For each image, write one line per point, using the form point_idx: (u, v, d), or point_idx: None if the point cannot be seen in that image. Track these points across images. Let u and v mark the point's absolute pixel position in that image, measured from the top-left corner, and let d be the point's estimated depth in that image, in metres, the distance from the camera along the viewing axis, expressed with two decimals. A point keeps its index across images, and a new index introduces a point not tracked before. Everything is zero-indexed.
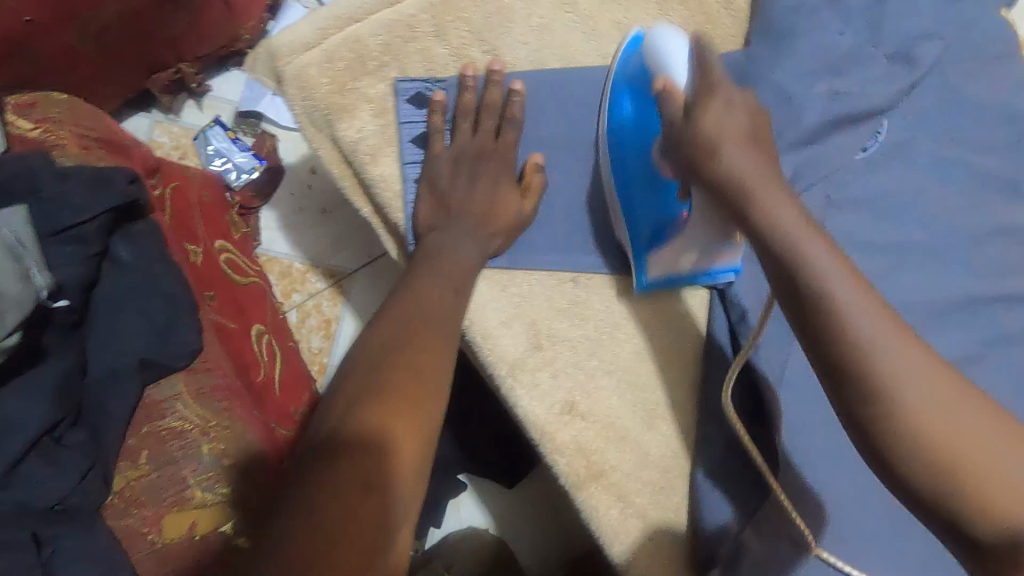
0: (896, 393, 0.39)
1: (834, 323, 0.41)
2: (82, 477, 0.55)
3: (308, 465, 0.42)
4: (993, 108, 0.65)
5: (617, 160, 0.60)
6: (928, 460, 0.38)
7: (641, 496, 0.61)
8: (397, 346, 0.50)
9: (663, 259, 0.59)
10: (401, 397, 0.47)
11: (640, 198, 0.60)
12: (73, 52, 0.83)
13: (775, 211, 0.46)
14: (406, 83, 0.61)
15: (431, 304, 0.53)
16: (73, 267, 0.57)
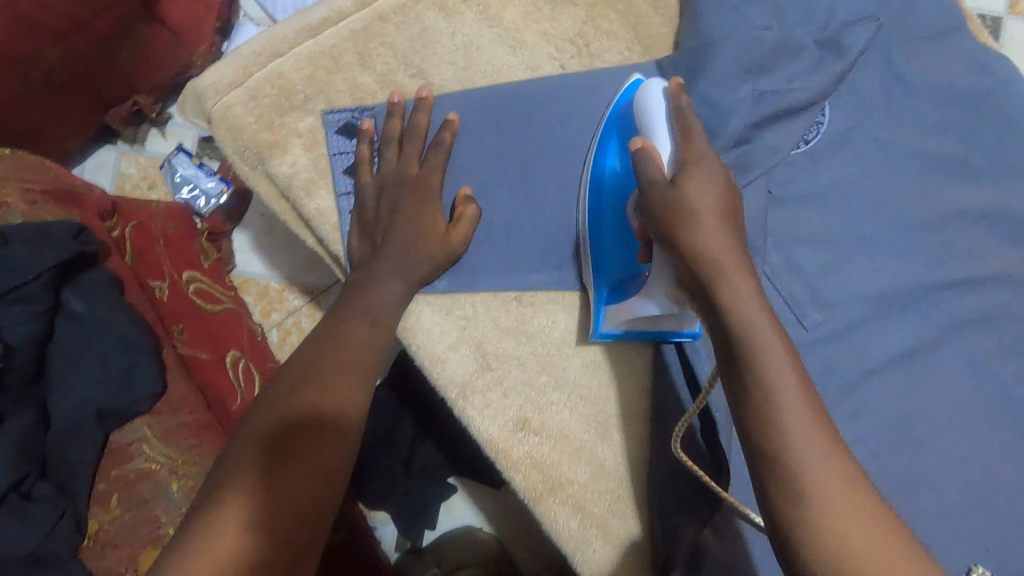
0: (783, 420, 0.43)
1: (754, 366, 0.44)
2: (52, 528, 0.56)
3: (233, 469, 0.48)
4: (936, 89, 0.64)
5: (595, 208, 0.60)
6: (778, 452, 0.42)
7: (600, 506, 0.62)
8: (319, 372, 0.53)
9: (621, 314, 0.59)
10: (322, 401, 0.52)
11: (609, 255, 0.60)
12: (23, 97, 0.84)
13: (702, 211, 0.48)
14: (333, 115, 0.62)
15: (359, 335, 0.55)
16: (24, 325, 0.59)
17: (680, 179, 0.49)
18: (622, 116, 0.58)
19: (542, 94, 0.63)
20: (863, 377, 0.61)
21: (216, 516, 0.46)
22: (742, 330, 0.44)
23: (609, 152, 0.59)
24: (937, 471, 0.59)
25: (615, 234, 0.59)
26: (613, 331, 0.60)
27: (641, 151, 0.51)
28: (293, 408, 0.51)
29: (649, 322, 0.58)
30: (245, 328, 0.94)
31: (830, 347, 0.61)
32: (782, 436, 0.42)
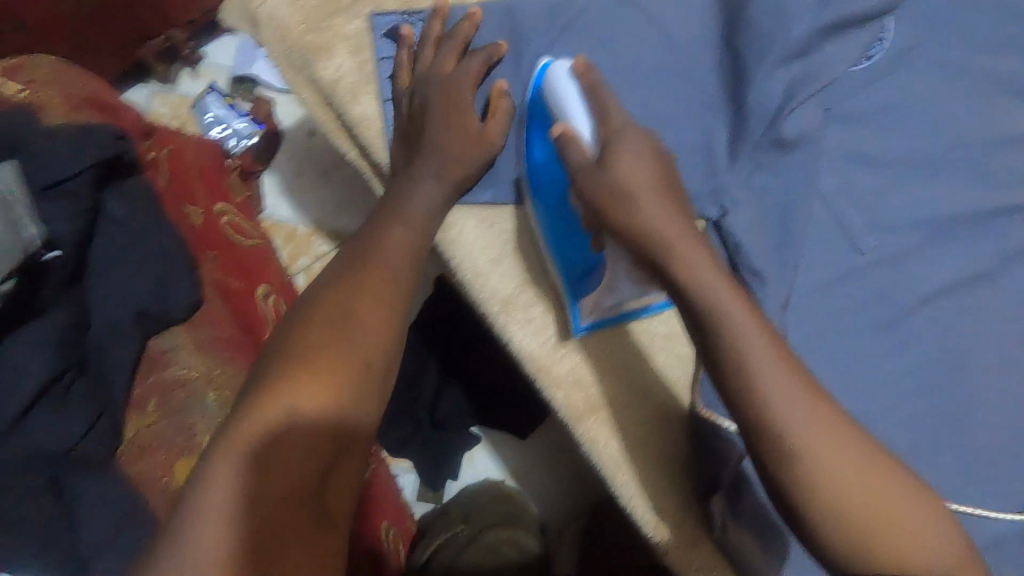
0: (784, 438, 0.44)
1: (743, 378, 0.45)
2: (92, 425, 0.57)
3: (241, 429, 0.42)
4: (999, 9, 0.62)
5: (542, 208, 0.61)
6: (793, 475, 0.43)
7: (640, 427, 0.61)
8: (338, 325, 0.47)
9: (595, 305, 0.60)
10: (317, 387, 0.44)
11: (568, 250, 0.61)
12: (62, 19, 0.83)
13: (682, 253, 0.47)
14: (381, 18, 0.60)
15: (370, 271, 0.50)
16: (66, 222, 0.57)
17: (607, 161, 0.50)
18: (537, 105, 0.58)
19: (591, 2, 0.62)
20: (920, 304, 0.59)
21: (222, 492, 0.40)
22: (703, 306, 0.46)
23: (537, 143, 0.59)
24: (991, 398, 0.57)
25: (566, 222, 0.60)
26: (590, 321, 0.61)
27: (561, 137, 0.52)
28: (284, 397, 0.43)
29: (621, 304, 0.60)
30: (274, 268, 0.92)
31: (891, 271, 0.59)
32: (792, 452, 0.44)
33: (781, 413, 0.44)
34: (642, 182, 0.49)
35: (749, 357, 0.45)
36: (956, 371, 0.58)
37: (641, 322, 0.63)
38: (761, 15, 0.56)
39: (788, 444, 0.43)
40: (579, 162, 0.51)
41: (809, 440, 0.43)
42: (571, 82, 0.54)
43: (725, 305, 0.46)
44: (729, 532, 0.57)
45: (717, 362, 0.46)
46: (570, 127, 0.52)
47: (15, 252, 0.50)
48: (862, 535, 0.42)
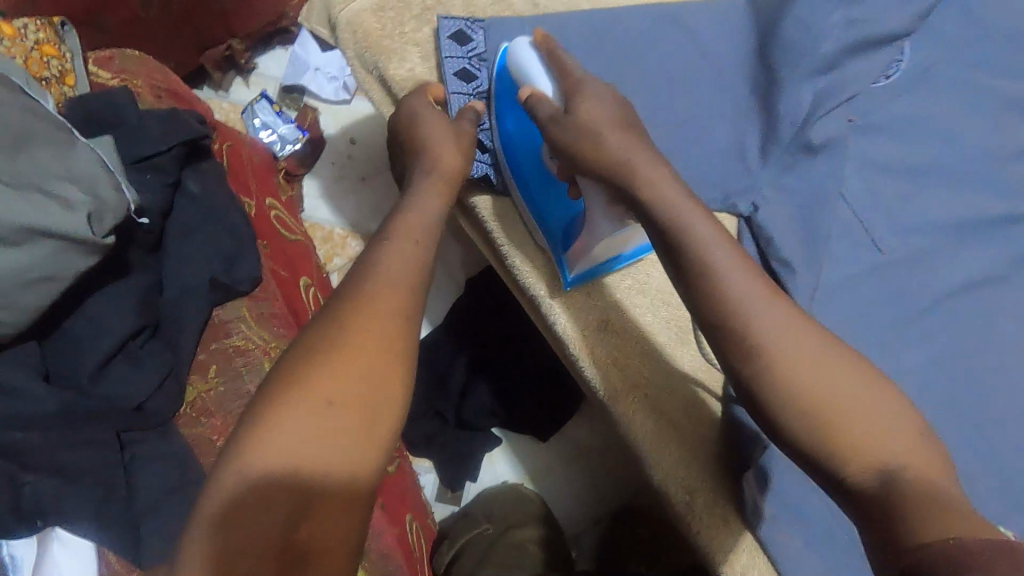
0: (782, 364, 0.44)
1: (730, 310, 0.46)
2: (160, 383, 0.60)
3: (265, 405, 0.42)
4: (1005, 38, 0.68)
5: (520, 176, 0.65)
6: (783, 390, 0.44)
7: (675, 408, 0.64)
8: (366, 302, 0.46)
9: (581, 259, 0.64)
10: (327, 418, 0.42)
11: (552, 210, 0.66)
12: (140, 22, 0.90)
13: (665, 200, 0.51)
14: (447, 22, 0.66)
15: (385, 269, 0.48)
16: (155, 194, 0.63)
17: (573, 103, 0.56)
18: (504, 78, 0.63)
19: (636, 20, 0.69)
20: (936, 302, 0.63)
21: (238, 465, 0.41)
22: (694, 248, 0.48)
23: (507, 115, 0.65)
24: (1001, 390, 0.61)
25: (543, 182, 0.65)
26: (578, 274, 0.65)
27: (530, 98, 0.58)
28: (286, 421, 0.41)
29: (602, 255, 0.64)
30: (314, 262, 0.96)
31: (907, 270, 0.64)
32: (789, 380, 0.44)
33: (782, 347, 0.45)
34: (604, 114, 0.55)
35: (715, 267, 0.48)
36: (970, 364, 0.61)
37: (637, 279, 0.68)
38: (791, 32, 0.62)
39: (763, 343, 0.45)
40: (548, 114, 0.57)
41: (800, 359, 0.44)
42: (532, 48, 0.60)
43: (689, 218, 0.50)
44: (762, 513, 0.58)
45: (699, 296, 0.48)
46: (536, 88, 0.59)
47: (118, 209, 0.53)
48: (826, 425, 0.43)
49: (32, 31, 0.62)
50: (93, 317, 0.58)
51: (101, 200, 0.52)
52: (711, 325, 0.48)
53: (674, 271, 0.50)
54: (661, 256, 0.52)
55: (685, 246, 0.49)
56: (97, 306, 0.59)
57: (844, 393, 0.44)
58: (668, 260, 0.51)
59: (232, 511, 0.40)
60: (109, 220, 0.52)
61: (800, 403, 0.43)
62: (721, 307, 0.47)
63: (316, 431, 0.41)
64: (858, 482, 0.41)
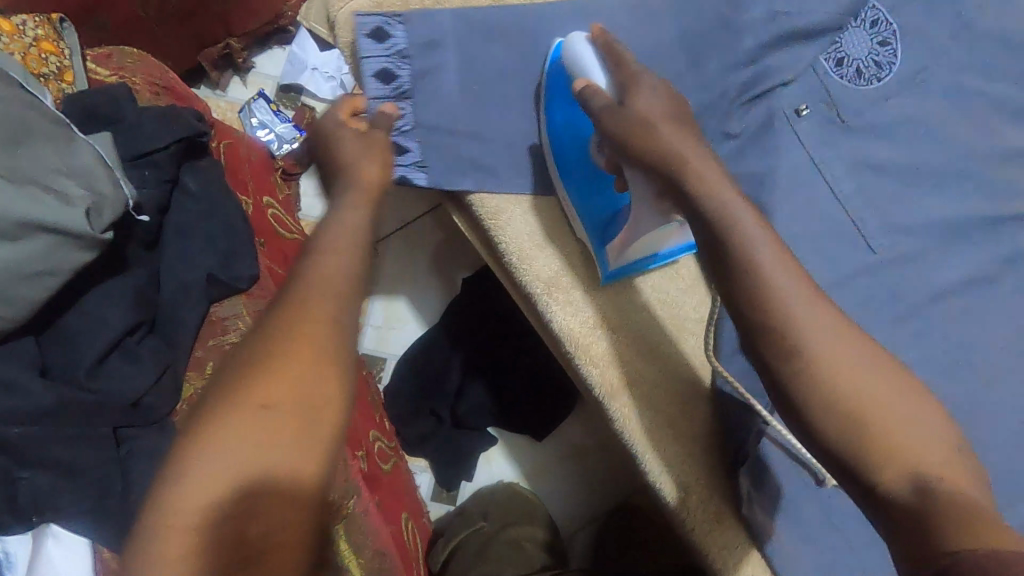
0: (824, 367, 0.45)
1: (774, 311, 0.46)
2: (157, 379, 0.60)
3: (200, 415, 0.41)
4: (1003, 39, 0.68)
5: (565, 169, 0.66)
6: (827, 393, 0.44)
7: (670, 405, 0.65)
8: (294, 298, 0.45)
9: (620, 254, 0.64)
10: (250, 422, 0.41)
11: (594, 203, 0.65)
12: (138, 20, 0.90)
13: (716, 194, 0.50)
14: (363, 18, 0.65)
15: (328, 270, 0.46)
16: (151, 189, 0.63)
17: (628, 99, 0.56)
18: (557, 73, 0.64)
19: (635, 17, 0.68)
20: (926, 302, 0.64)
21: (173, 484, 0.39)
22: (741, 248, 0.48)
23: (556, 109, 0.65)
24: (989, 390, 0.62)
25: (587, 174, 0.65)
26: (618, 269, 0.65)
27: (585, 90, 0.58)
28: (220, 430, 0.40)
29: (641, 253, 0.65)
30: None
31: (901, 270, 0.65)
32: (832, 383, 0.44)
33: (821, 348, 0.45)
34: (654, 113, 0.55)
35: (761, 267, 0.47)
36: (959, 362, 0.62)
37: (639, 277, 0.68)
38: None
39: (806, 344, 0.45)
40: (602, 106, 0.57)
41: (844, 363, 0.45)
42: (588, 43, 0.60)
43: (738, 218, 0.49)
44: (754, 506, 0.59)
45: (741, 295, 0.48)
46: (591, 80, 0.59)
47: (116, 204, 0.53)
48: (866, 431, 0.43)
49: (31, 28, 0.62)
50: (92, 313, 0.58)
51: (101, 196, 0.52)
52: (750, 325, 0.48)
53: (715, 268, 0.50)
54: (703, 254, 0.51)
55: (730, 245, 0.48)
56: (96, 303, 0.59)
57: (890, 398, 0.44)
58: (710, 259, 0.50)
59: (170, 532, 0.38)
60: (107, 215, 0.52)
61: (845, 406, 0.44)
62: (765, 311, 0.47)
63: (249, 436, 0.40)
64: (893, 489, 0.42)
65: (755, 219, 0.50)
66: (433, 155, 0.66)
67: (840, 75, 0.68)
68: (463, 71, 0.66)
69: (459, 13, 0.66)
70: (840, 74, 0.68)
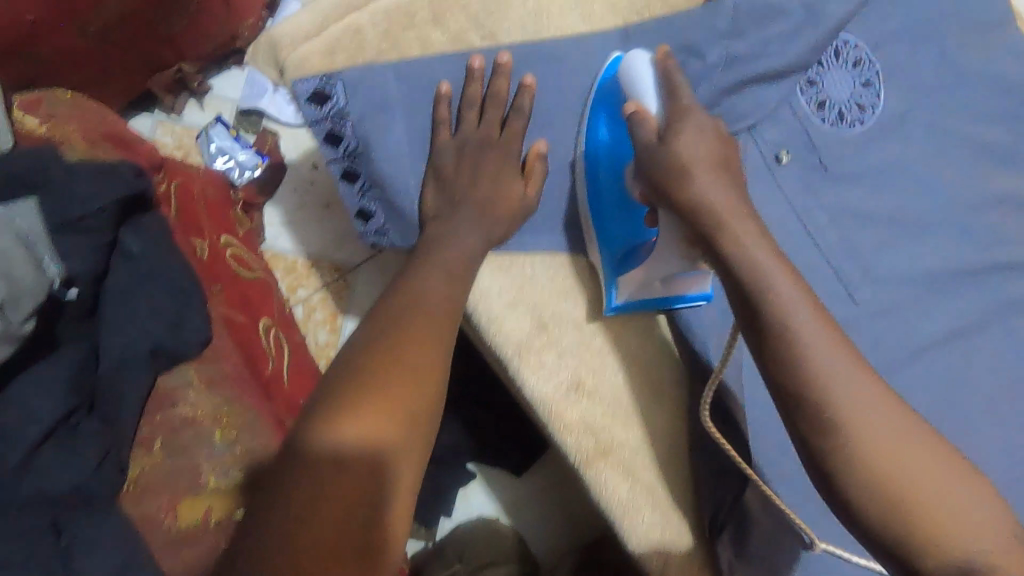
0: (859, 436, 0.43)
1: (812, 377, 0.44)
2: (99, 463, 0.55)
3: (344, 391, 0.49)
4: (983, 81, 0.67)
5: (594, 188, 0.63)
6: (866, 465, 0.42)
7: (649, 471, 0.62)
8: (407, 320, 0.54)
9: (633, 286, 0.61)
10: (393, 401, 0.49)
11: (618, 230, 0.63)
12: (78, 51, 0.82)
13: (750, 250, 0.48)
14: (301, 83, 0.61)
15: (432, 297, 0.56)
16: (85, 259, 0.58)
17: (670, 137, 0.52)
18: (608, 88, 0.62)
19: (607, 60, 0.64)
20: (913, 356, 0.61)
21: (324, 443, 0.45)
22: (776, 309, 0.46)
23: (600, 126, 0.62)
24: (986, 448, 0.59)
25: (616, 199, 0.62)
26: (626, 301, 0.63)
27: (634, 115, 0.54)
28: (363, 403, 0.48)
29: (658, 290, 0.60)
30: (275, 299, 0.93)
31: (887, 320, 0.62)
32: (870, 451, 0.43)
33: (858, 412, 0.43)
34: (699, 156, 0.51)
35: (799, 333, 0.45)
36: (955, 420, 0.60)
37: (614, 336, 0.65)
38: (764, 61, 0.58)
39: (841, 411, 0.43)
40: (646, 140, 0.53)
41: (881, 432, 0.43)
42: (649, 62, 0.55)
43: (776, 281, 0.47)
44: None
45: (774, 354, 0.46)
46: (641, 105, 0.54)
47: (36, 291, 0.49)
48: (906, 510, 0.41)
49: None
50: (18, 400, 0.52)
51: (16, 283, 0.48)
52: (779, 385, 0.46)
53: (747, 325, 0.48)
54: (735, 312, 0.49)
55: (766, 306, 0.47)
56: (23, 389, 0.53)
57: (936, 474, 0.42)
58: (745, 320, 0.49)
59: (314, 487, 0.43)
60: (26, 304, 0.48)
61: (883, 478, 0.42)
62: (799, 375, 0.45)
63: (386, 410, 0.48)
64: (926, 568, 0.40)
65: (791, 282, 0.47)
66: (390, 217, 0.65)
67: (823, 119, 0.64)
68: (411, 127, 0.63)
69: (400, 66, 0.62)
70: (822, 118, 0.64)
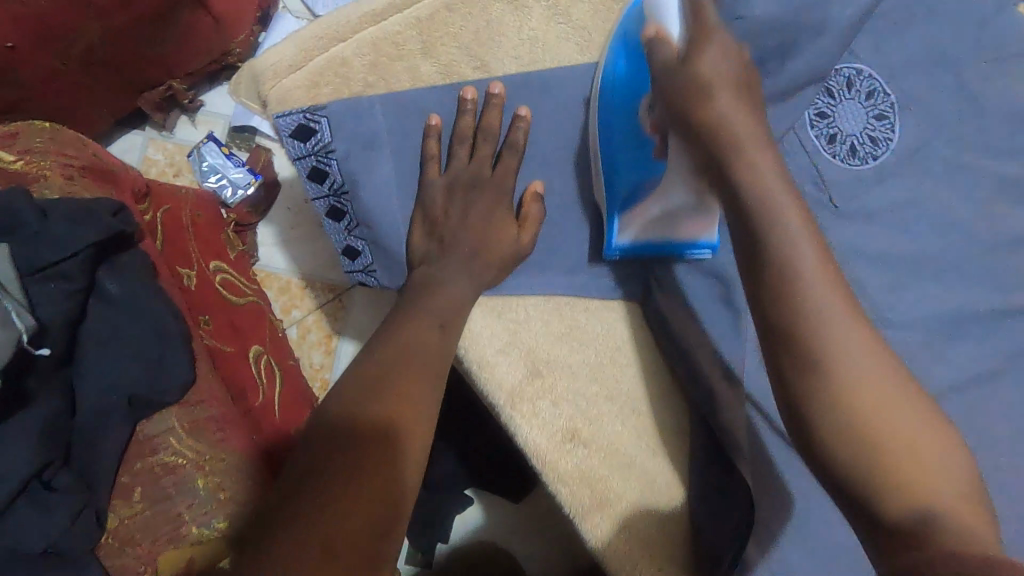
0: (842, 376, 0.41)
1: (803, 316, 0.43)
2: (72, 520, 0.52)
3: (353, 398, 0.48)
4: (1004, 113, 0.63)
5: (605, 120, 0.59)
6: (843, 407, 0.41)
7: (648, 525, 0.59)
8: (414, 319, 0.54)
9: (637, 223, 0.59)
10: (411, 403, 0.49)
11: (626, 167, 0.59)
12: (61, 74, 0.80)
13: (761, 179, 0.45)
14: (284, 119, 0.59)
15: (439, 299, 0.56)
16: (57, 307, 0.56)
17: (690, 58, 0.49)
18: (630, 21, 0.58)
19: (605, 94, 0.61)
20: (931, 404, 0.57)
21: (341, 455, 0.44)
22: (776, 237, 0.44)
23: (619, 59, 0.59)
24: None
25: (626, 136, 0.58)
26: (627, 241, 0.60)
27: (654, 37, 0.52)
28: (376, 406, 0.48)
29: (662, 229, 0.59)
30: (267, 323, 0.90)
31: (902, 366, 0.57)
32: (849, 390, 0.41)
33: (845, 353, 0.42)
34: (722, 75, 0.48)
35: (804, 277, 0.43)
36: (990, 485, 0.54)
37: (609, 379, 0.63)
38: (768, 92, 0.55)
39: (827, 357, 0.42)
40: (665, 61, 0.51)
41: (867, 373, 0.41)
42: None
43: (780, 210, 0.45)
44: None
45: (767, 285, 0.44)
46: (662, 27, 0.52)
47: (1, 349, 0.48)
48: (879, 456, 0.40)
49: None
50: None
51: None
52: (768, 317, 0.44)
53: (744, 256, 0.46)
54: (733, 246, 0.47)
55: (764, 236, 0.44)
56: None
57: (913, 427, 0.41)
58: (740, 251, 0.46)
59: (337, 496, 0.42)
60: None
61: (860, 422, 0.41)
62: (789, 313, 0.43)
63: (395, 409, 0.48)
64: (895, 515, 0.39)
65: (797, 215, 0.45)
66: (376, 254, 0.62)
67: (833, 154, 0.61)
68: (399, 163, 0.60)
69: (389, 101, 0.59)
70: (832, 153, 0.61)
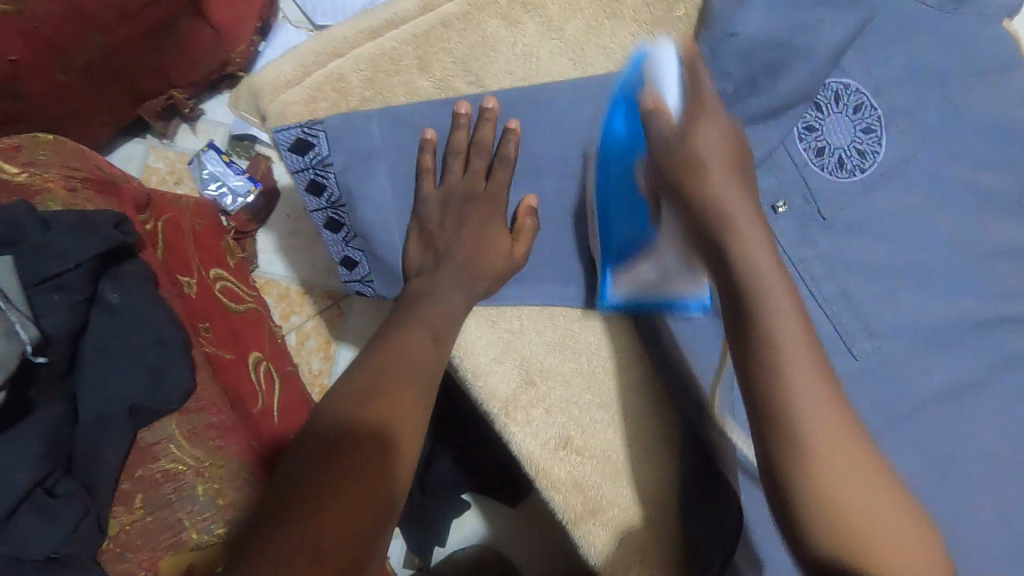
0: (801, 406, 0.46)
1: (769, 351, 0.47)
2: (75, 527, 0.53)
3: (350, 399, 0.50)
4: (989, 125, 0.64)
5: (602, 180, 0.61)
6: (800, 433, 0.45)
7: (637, 530, 0.60)
8: (410, 324, 0.56)
9: (629, 279, 0.62)
10: (403, 406, 0.50)
11: (621, 225, 0.61)
12: (63, 87, 0.82)
13: (749, 246, 0.49)
14: (282, 133, 0.59)
15: (435, 307, 0.57)
16: (61, 316, 0.57)
17: (690, 133, 0.52)
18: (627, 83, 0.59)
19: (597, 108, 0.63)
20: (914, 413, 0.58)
21: (342, 454, 0.46)
22: (752, 280, 0.48)
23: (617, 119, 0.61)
24: None
25: (623, 198, 0.61)
26: (619, 296, 0.63)
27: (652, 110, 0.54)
28: (374, 407, 0.49)
29: (653, 288, 0.61)
30: (267, 329, 0.91)
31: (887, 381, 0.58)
32: (801, 420, 0.46)
33: (803, 384, 0.46)
34: (717, 156, 0.51)
35: (776, 321, 0.47)
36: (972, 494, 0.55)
37: (601, 387, 0.64)
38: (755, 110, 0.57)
39: (791, 391, 0.46)
40: (664, 134, 0.53)
41: (821, 406, 0.45)
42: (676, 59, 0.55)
43: (755, 259, 0.49)
44: None
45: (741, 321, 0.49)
46: (660, 98, 0.54)
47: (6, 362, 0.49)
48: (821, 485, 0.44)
49: None
50: None
51: None
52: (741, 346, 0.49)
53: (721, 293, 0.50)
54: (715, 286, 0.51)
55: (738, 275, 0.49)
56: None
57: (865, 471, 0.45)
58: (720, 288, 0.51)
59: (334, 493, 0.43)
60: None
61: (811, 451, 0.45)
62: (759, 341, 0.48)
63: (391, 411, 0.50)
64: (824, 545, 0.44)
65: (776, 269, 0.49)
66: (374, 264, 0.63)
67: (821, 166, 0.63)
68: (395, 175, 0.61)
69: (386, 114, 0.60)
70: (821, 165, 0.63)
